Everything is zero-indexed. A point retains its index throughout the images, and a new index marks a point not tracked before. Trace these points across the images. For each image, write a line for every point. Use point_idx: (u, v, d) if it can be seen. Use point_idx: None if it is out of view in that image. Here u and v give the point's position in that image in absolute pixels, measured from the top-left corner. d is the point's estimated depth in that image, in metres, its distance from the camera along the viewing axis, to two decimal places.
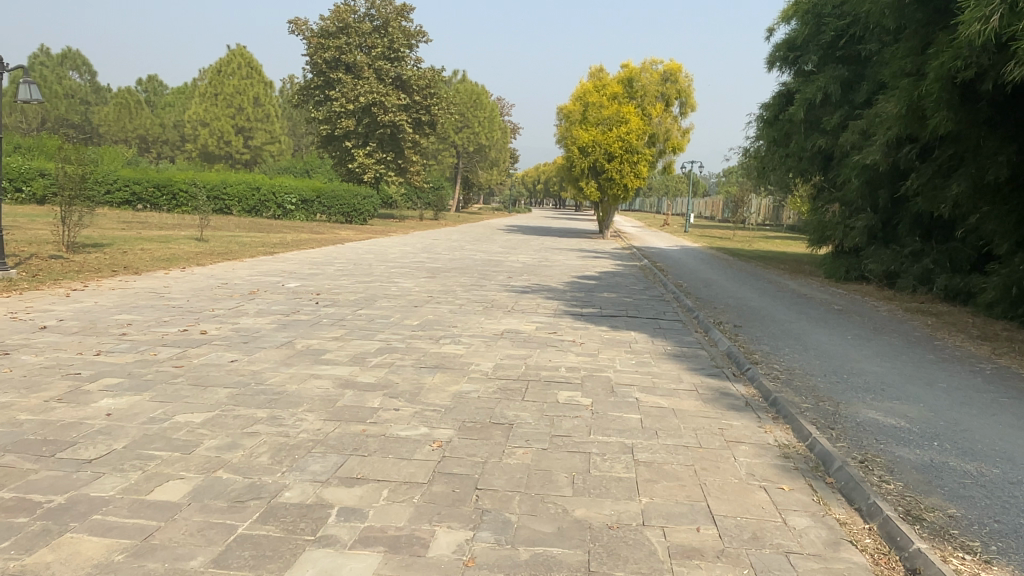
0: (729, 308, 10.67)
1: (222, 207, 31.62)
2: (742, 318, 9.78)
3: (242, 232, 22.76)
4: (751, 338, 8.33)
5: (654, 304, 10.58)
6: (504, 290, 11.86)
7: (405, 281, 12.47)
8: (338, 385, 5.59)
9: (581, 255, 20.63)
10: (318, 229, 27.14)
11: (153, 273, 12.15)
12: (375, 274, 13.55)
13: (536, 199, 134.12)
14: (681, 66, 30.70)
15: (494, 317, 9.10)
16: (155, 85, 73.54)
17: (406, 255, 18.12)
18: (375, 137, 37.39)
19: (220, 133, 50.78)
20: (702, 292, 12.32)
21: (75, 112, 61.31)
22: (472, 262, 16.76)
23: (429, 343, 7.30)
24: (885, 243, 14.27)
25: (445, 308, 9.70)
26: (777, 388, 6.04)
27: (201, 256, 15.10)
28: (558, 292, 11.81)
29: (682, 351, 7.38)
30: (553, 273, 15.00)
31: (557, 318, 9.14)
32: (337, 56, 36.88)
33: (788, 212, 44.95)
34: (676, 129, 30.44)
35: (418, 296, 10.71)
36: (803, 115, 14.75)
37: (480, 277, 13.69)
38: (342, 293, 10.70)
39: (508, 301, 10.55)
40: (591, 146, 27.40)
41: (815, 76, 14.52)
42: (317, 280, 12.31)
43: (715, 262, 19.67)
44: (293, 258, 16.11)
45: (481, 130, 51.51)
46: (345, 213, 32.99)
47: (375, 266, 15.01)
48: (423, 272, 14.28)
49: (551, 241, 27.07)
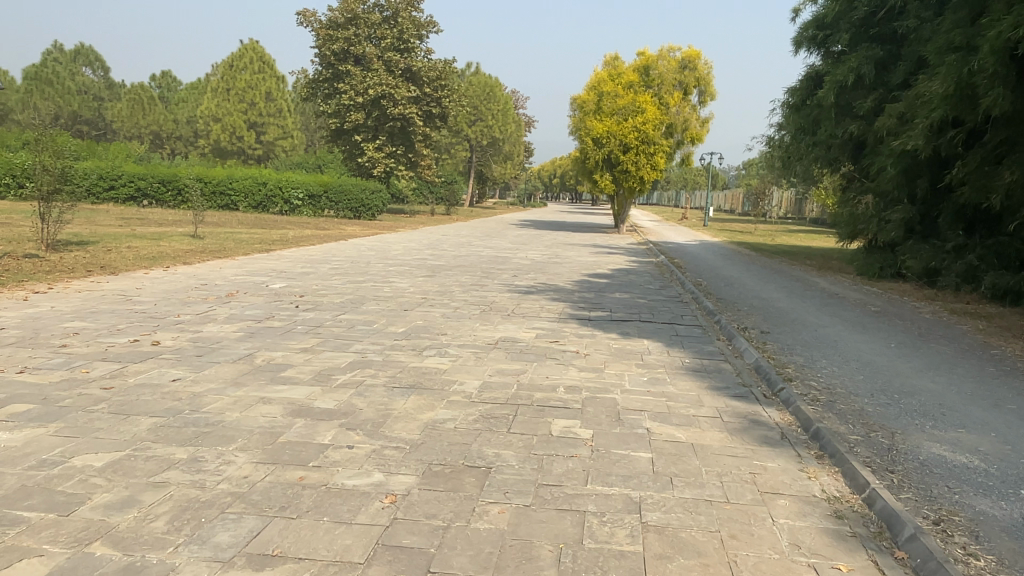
0: (755, 311, 9.64)
1: (229, 203, 30.94)
2: (769, 323, 8.76)
3: (244, 228, 22.01)
4: (782, 347, 7.31)
5: (671, 307, 9.55)
6: (507, 291, 10.90)
7: (400, 281, 11.54)
8: (287, 413, 4.66)
9: (594, 251, 19.63)
10: (324, 225, 26.33)
11: (131, 273, 11.31)
12: (371, 273, 12.66)
13: (553, 194, 132.79)
14: (700, 53, 29.45)
15: (491, 323, 8.14)
16: (169, 80, 73.35)
17: (409, 252, 17.20)
18: (385, 130, 36.52)
19: (232, 128, 50.30)
20: (723, 293, 11.30)
21: (87, 108, 61.15)
22: (477, 260, 15.83)
23: (410, 356, 6.36)
24: (923, 238, 13.15)
25: (438, 312, 8.76)
26: (819, 414, 5.03)
27: (190, 254, 14.33)
28: (566, 292, 10.83)
29: (704, 364, 6.39)
30: (563, 271, 14.00)
31: (562, 324, 8.16)
32: (346, 48, 36.06)
33: (811, 205, 43.53)
34: (695, 119, 29.27)
35: (412, 298, 9.78)
36: (834, 99, 13.59)
37: (483, 276, 12.73)
38: (328, 295, 9.80)
39: (510, 303, 9.59)
40: (606, 137, 26.37)
41: (846, 58, 13.38)
42: (306, 281, 11.42)
43: (737, 258, 18.56)
44: (290, 255, 15.24)
45: (494, 123, 50.49)
46: (353, 208, 32.10)
47: (373, 264, 14.11)
48: (423, 270, 13.34)
49: (565, 236, 26.07)
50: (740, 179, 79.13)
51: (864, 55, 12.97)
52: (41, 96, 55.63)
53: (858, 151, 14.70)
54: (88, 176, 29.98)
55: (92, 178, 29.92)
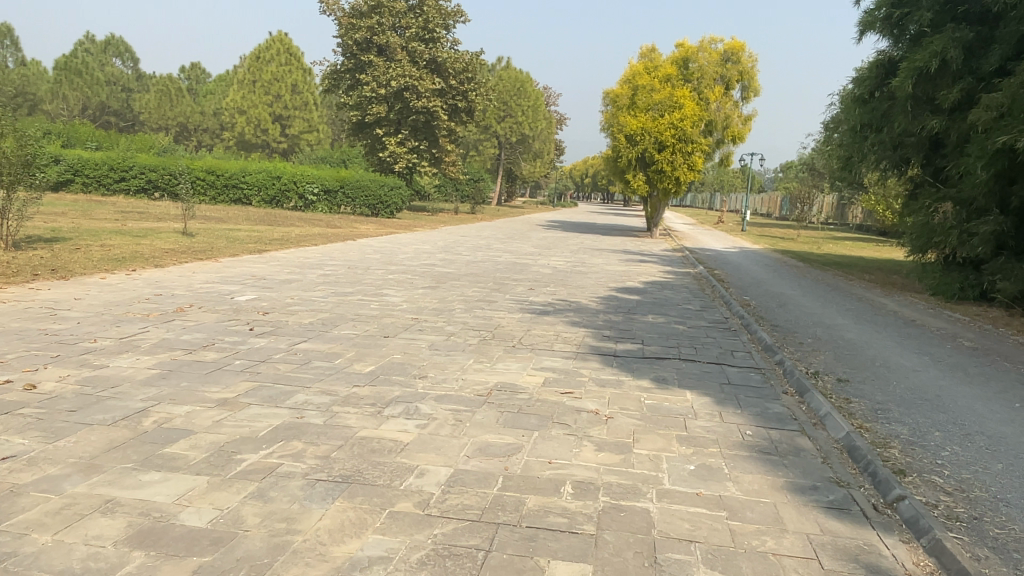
0: (822, 346, 7.73)
1: (242, 197, 29.46)
2: (845, 365, 6.87)
3: (248, 226, 20.58)
4: (873, 408, 5.42)
5: (717, 338, 7.68)
6: (518, 310, 9.10)
7: (394, 295, 9.80)
8: (126, 539, 2.93)
9: (624, 258, 17.79)
10: (338, 222, 24.84)
11: (81, 278, 9.75)
12: (364, 282, 10.95)
13: (584, 193, 130.55)
14: (744, 44, 27.19)
15: (488, 359, 6.36)
16: (199, 73, 73.02)
17: (417, 257, 15.50)
18: (408, 124, 34.88)
19: (257, 121, 49.14)
20: (777, 318, 9.39)
21: (116, 99, 60.79)
22: (492, 268, 14.03)
23: (363, 417, 4.60)
24: (1017, 255, 11.13)
25: (425, 340, 7.00)
26: (969, 552, 3.20)
27: (169, 255, 12.81)
28: (588, 314, 9.00)
29: (772, 439, 4.54)
30: (587, 283, 12.18)
31: (579, 362, 6.37)
32: (368, 37, 34.50)
33: (856, 210, 40.96)
34: (737, 116, 27.10)
35: (399, 318, 8.06)
36: (911, 89, 11.50)
37: (492, 289, 10.93)
38: (300, 313, 8.09)
39: (518, 329, 7.78)
40: (640, 134, 24.41)
41: (925, 41, 11.29)
42: (286, 291, 9.78)
43: (783, 270, 16.55)
44: (282, 259, 13.64)
45: (524, 119, 48.69)
46: (371, 205, 30.61)
47: (372, 271, 12.42)
48: (425, 280, 11.60)
49: (593, 240, 24.20)
50: (778, 182, 76.15)
51: (949, 36, 10.85)
52: (70, 86, 55.31)
53: (934, 153, 12.62)
54: (98, 166, 28.81)
55: (103, 169, 28.77)
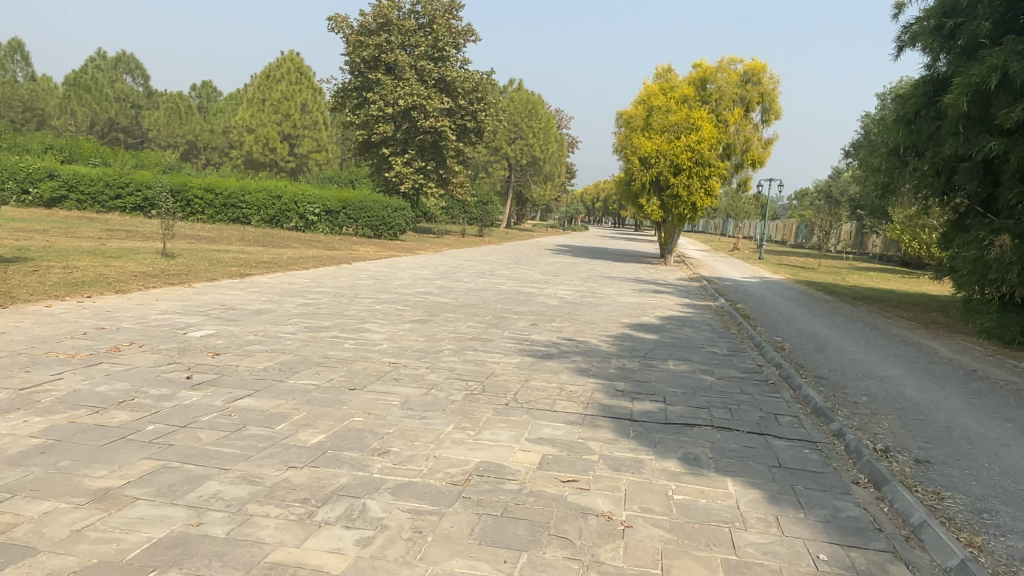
0: (882, 409, 6.39)
1: (240, 216, 28.37)
2: (917, 438, 5.52)
3: (239, 246, 19.50)
4: (975, 512, 4.09)
5: (754, 396, 6.37)
6: (517, 352, 7.82)
7: (375, 330, 8.56)
8: None
9: (637, 288, 16.50)
10: (337, 245, 23.72)
11: (21, 306, 8.57)
12: (346, 314, 9.70)
13: (596, 217, 129.60)
14: (766, 65, 25.97)
15: (472, 423, 5.05)
16: (210, 91, 72.82)
17: (413, 283, 14.28)
18: (415, 144, 33.91)
19: (265, 139, 48.45)
20: (819, 367, 8.05)
21: (125, 115, 60.38)
22: (493, 298, 12.77)
23: (284, 524, 3.31)
24: None
25: (399, 395, 5.72)
26: None
27: (138, 279, 11.66)
28: (598, 358, 7.71)
29: (858, 571, 3.22)
30: (597, 318, 10.87)
31: (588, 430, 5.05)
32: (376, 55, 33.71)
33: (876, 239, 39.46)
34: (757, 139, 25.89)
35: (375, 364, 6.79)
36: (965, 108, 10.19)
37: (490, 323, 9.66)
38: (257, 353, 6.86)
39: (513, 379, 6.49)
40: (655, 156, 23.23)
41: (982, 54, 10.04)
42: (253, 324, 8.55)
43: (812, 304, 15.19)
44: (263, 285, 12.48)
45: (535, 141, 47.71)
46: (374, 226, 29.55)
47: (359, 301, 11.19)
48: (415, 312, 10.36)
49: (604, 266, 22.98)
50: (794, 210, 74.76)
51: (1010, 49, 9.57)
52: (79, 102, 54.89)
53: (987, 179, 11.34)
54: (94, 182, 27.90)
55: (99, 185, 27.86)
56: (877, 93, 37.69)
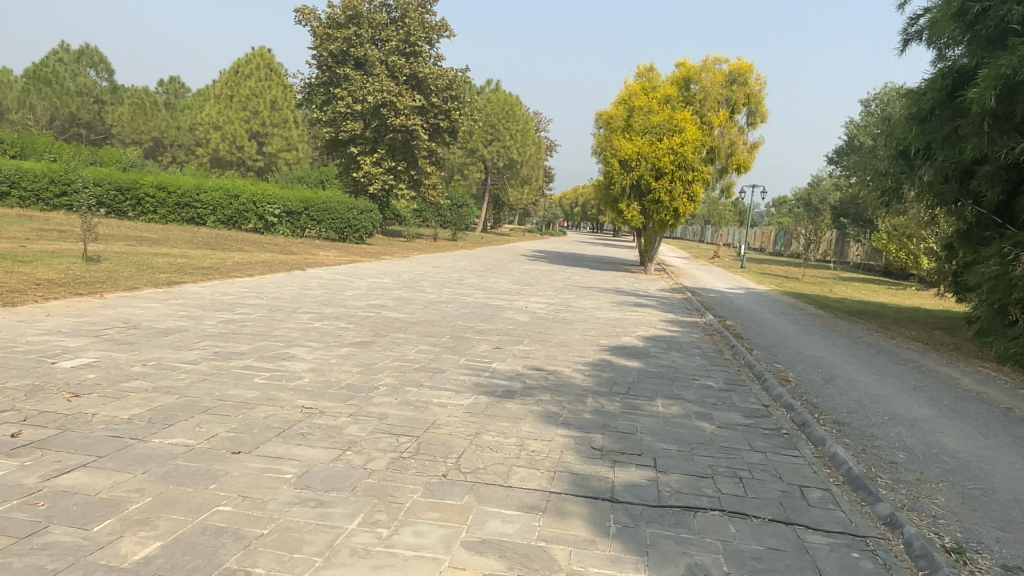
0: (929, 474, 5.02)
1: (195, 216, 26.54)
2: (988, 523, 4.16)
3: (184, 249, 17.82)
4: None
5: (770, 456, 4.98)
6: (471, 388, 6.33)
7: (300, 357, 7.01)
8: None
9: (616, 300, 15.09)
10: (295, 249, 22.03)
11: None
12: (273, 335, 8.14)
13: (575, 221, 128.60)
14: (752, 65, 24.80)
15: (389, 515, 3.55)
16: (177, 87, 70.49)
17: (366, 294, 12.74)
18: (385, 143, 32.24)
19: (232, 137, 46.49)
20: (837, 407, 6.69)
21: (87, 110, 57.96)
22: (455, 313, 11.27)
23: None
24: None
25: (298, 462, 4.21)
26: None
27: (40, 289, 10.00)
28: (571, 398, 6.25)
29: None
30: (572, 340, 9.41)
31: (553, 525, 3.57)
32: (345, 49, 32.12)
33: (858, 248, 38.52)
34: (741, 142, 24.74)
35: (283, 410, 5.24)
36: (992, 104, 8.89)
37: (445, 347, 8.15)
38: (129, 395, 5.31)
39: (459, 433, 4.99)
40: (635, 159, 21.93)
41: (1012, 42, 8.75)
42: (149, 349, 6.96)
43: (806, 321, 13.88)
44: (189, 296, 10.89)
45: (512, 143, 46.31)
46: (339, 229, 28.13)
47: (297, 316, 9.65)
48: (358, 331, 8.82)
49: (581, 274, 21.60)
50: (773, 217, 74.00)
51: None
52: (38, 95, 52.47)
53: (1008, 186, 10.11)
54: (36, 177, 25.92)
55: (42, 180, 25.93)
56: (861, 99, 37.07)
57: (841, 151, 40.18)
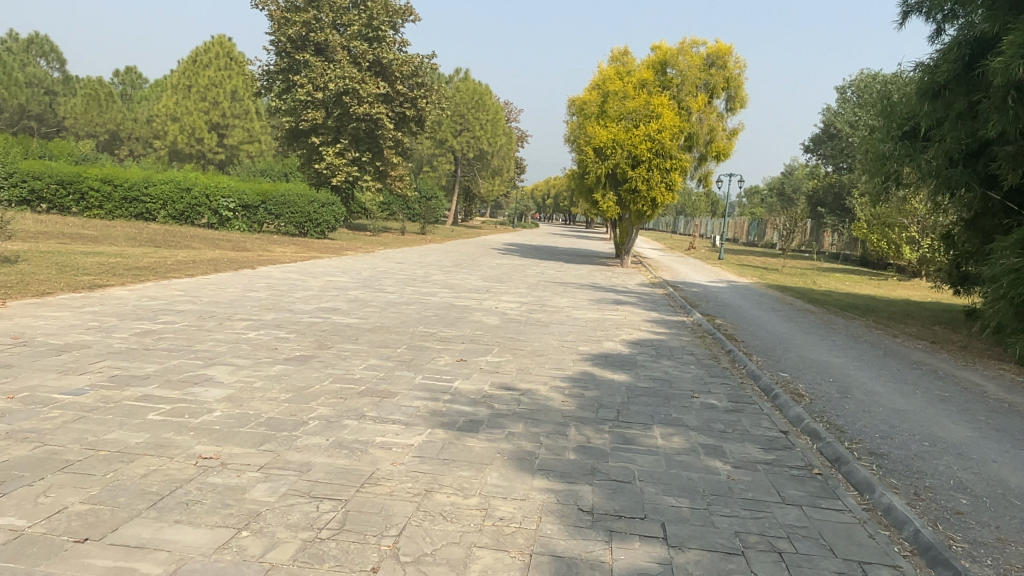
0: (1013, 527, 3.89)
1: (143, 212, 24.72)
2: None
3: (124, 248, 16.28)
4: None
5: (809, 514, 3.84)
6: (426, 420, 5.08)
7: (218, 382, 5.71)
8: None
9: (595, 297, 13.92)
10: (250, 245, 20.51)
11: None
12: (194, 351, 6.80)
13: (547, 213, 127.88)
14: (731, 48, 23.78)
15: None
16: (134, 77, 67.83)
17: (318, 296, 11.39)
18: (348, 133, 30.73)
19: (191, 129, 44.47)
20: (866, 431, 5.59)
21: (37, 102, 55.35)
22: (415, 316, 10.00)
23: None
24: None
25: (165, 556, 2.96)
26: None
27: None
28: (550, 429, 5.03)
29: None
30: (548, 348, 8.21)
31: None
32: (304, 34, 30.51)
33: (835, 238, 37.83)
34: (721, 129, 23.70)
35: (172, 463, 3.96)
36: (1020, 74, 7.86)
37: (399, 363, 6.88)
38: None
39: (402, 492, 3.75)
40: (611, 147, 20.82)
41: None
42: (26, 376, 5.60)
43: (801, 318, 12.83)
44: (109, 301, 9.45)
45: (482, 134, 44.99)
46: (298, 223, 26.75)
47: (230, 325, 8.30)
48: (297, 343, 7.51)
49: (555, 269, 20.43)
50: (746, 208, 73.68)
51: None
52: None
53: None
54: None
55: None
56: (837, 86, 36.66)
57: (817, 139, 39.61)
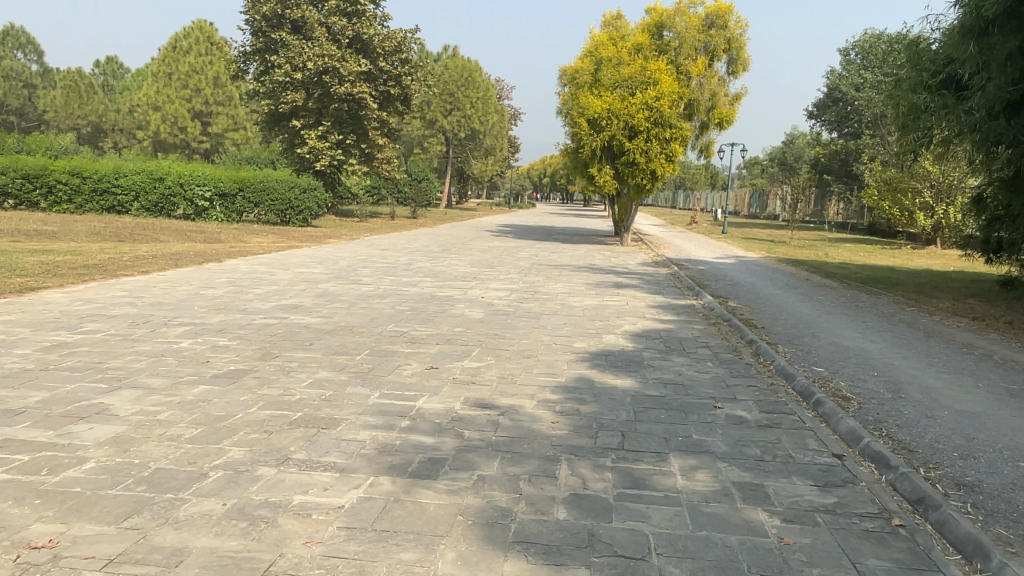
0: None
1: (115, 204, 23.54)
2: None
3: (82, 244, 15.02)
4: None
5: None
6: (370, 462, 3.83)
7: (112, 414, 4.48)
8: None
9: (592, 280, 12.65)
10: (226, 236, 19.22)
11: None
12: (102, 370, 5.55)
13: (545, 193, 126.17)
14: (731, 7, 22.30)
15: None
16: (115, 67, 66.14)
17: (282, 292, 10.14)
18: (331, 114, 29.23)
19: (173, 118, 42.97)
20: (943, 450, 4.35)
21: (15, 95, 53.74)
22: (387, 312, 8.74)
23: None
24: None
25: None
26: None
27: None
28: (534, 469, 3.80)
29: None
30: (538, 346, 6.96)
31: None
32: (280, 11, 29.01)
33: (841, 207, 36.43)
34: (723, 94, 22.31)
35: None
36: None
37: (354, 376, 5.62)
38: None
39: None
40: (605, 118, 19.46)
41: None
42: None
43: (823, 296, 11.56)
44: (33, 307, 8.22)
45: (473, 112, 43.41)
46: (279, 211, 25.25)
47: (164, 333, 7.06)
48: (236, 354, 6.26)
49: (551, 250, 19.16)
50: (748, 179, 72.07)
51: None
52: None
53: None
54: None
55: None
56: (840, 48, 35.10)
57: (821, 105, 38.08)
